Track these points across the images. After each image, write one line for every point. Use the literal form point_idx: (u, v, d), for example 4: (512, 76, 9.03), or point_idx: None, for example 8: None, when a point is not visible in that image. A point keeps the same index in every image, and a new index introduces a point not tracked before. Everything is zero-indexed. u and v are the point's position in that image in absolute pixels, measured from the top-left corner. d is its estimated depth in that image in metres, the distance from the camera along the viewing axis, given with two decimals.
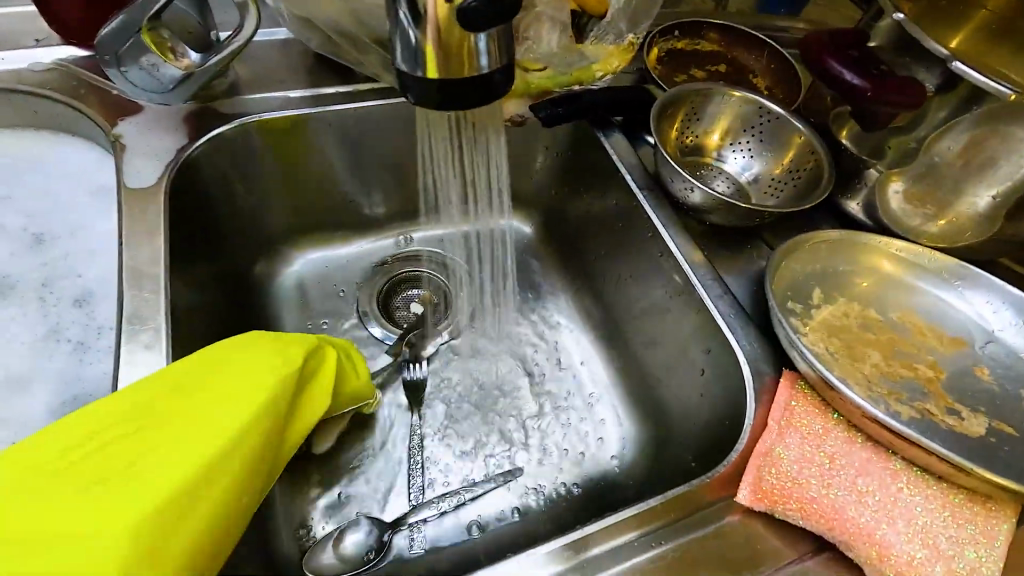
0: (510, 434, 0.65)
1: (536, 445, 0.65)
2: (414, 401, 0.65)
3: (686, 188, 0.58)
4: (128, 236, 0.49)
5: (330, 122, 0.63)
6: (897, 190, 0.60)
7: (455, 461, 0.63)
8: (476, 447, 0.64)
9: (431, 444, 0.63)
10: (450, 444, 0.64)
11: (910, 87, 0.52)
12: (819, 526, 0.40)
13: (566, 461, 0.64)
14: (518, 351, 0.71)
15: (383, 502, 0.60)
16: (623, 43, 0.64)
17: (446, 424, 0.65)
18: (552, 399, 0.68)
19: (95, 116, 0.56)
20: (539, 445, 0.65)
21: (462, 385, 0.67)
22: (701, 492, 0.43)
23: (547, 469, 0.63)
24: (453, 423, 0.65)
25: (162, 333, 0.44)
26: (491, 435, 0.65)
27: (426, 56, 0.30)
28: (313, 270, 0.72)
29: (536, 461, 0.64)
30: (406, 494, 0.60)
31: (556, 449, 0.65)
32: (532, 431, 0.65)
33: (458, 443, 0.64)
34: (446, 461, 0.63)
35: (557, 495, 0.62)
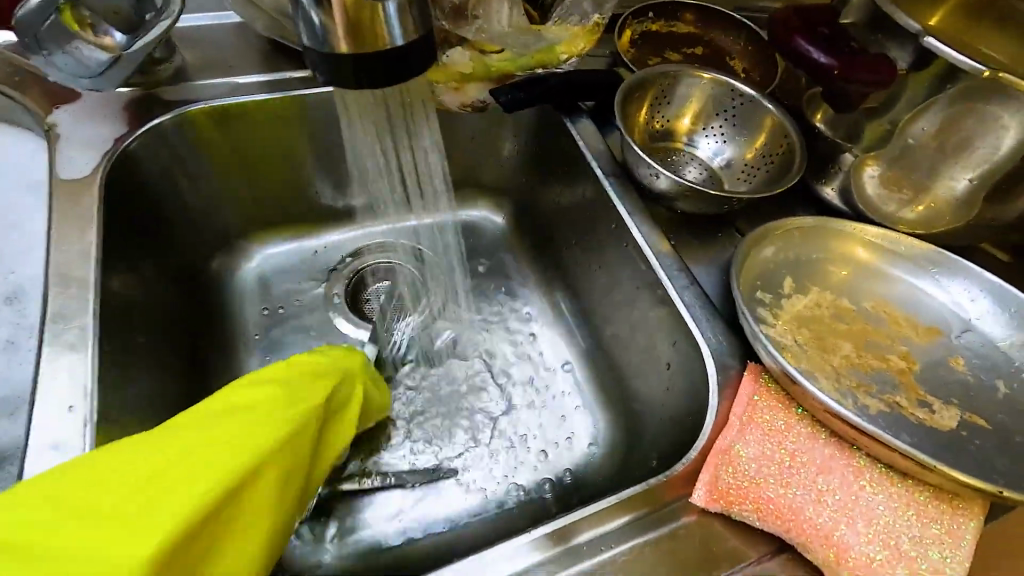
0: (474, 430, 0.63)
1: (504, 443, 0.63)
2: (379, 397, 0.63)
3: (652, 174, 0.56)
4: (58, 230, 0.46)
5: (281, 110, 0.60)
6: (873, 174, 0.58)
7: (418, 460, 0.61)
8: (441, 446, 0.62)
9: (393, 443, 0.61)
10: (413, 442, 0.62)
11: (881, 64, 0.50)
12: (775, 527, 0.38)
13: (536, 460, 0.62)
14: (486, 346, 0.69)
15: (339, 502, 0.58)
16: (589, 24, 0.61)
17: (408, 422, 0.63)
18: (520, 394, 0.66)
19: (29, 104, 0.53)
20: (508, 443, 0.63)
21: (424, 382, 0.65)
22: (659, 490, 0.40)
23: (512, 467, 0.62)
24: (415, 420, 0.63)
25: (89, 332, 0.42)
26: (457, 433, 0.63)
27: (334, 35, 0.27)
28: (273, 265, 0.69)
29: (500, 459, 0.62)
30: (359, 494, 0.58)
31: (521, 446, 0.63)
32: (500, 429, 0.63)
33: (422, 441, 0.62)
34: (408, 461, 0.61)
35: (522, 494, 0.60)
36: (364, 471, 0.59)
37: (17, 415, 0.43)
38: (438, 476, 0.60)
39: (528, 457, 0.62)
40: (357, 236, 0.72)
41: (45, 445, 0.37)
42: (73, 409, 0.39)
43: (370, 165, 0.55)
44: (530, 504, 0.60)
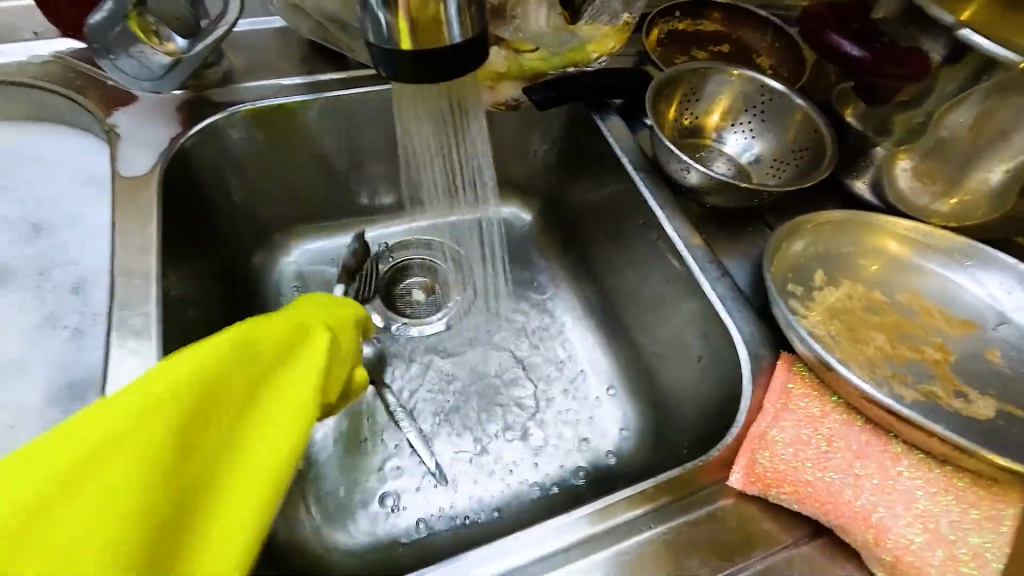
0: (503, 422, 0.64)
1: (538, 433, 0.64)
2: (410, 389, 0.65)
3: (683, 168, 0.57)
4: (121, 223, 0.49)
5: (323, 110, 0.62)
6: (906, 167, 0.58)
7: (456, 448, 0.62)
8: (476, 435, 0.63)
9: (430, 432, 0.63)
10: (450, 431, 0.63)
11: (911, 58, 0.53)
12: (814, 510, 0.39)
13: (569, 449, 0.63)
14: (516, 341, 0.70)
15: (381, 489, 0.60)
16: (619, 23, 0.63)
17: (441, 412, 0.64)
18: (549, 388, 0.67)
19: (91, 106, 0.57)
20: (541, 433, 0.64)
21: (455, 375, 0.67)
22: (695, 474, 0.42)
23: (540, 460, 0.63)
24: (448, 409, 0.65)
25: (153, 319, 0.44)
26: (492, 423, 0.64)
27: (399, 33, 0.29)
28: (309, 261, 0.71)
29: (528, 452, 0.63)
30: (398, 480, 0.60)
31: (550, 439, 0.64)
32: (533, 419, 0.65)
33: (455, 430, 0.63)
34: (445, 449, 0.62)
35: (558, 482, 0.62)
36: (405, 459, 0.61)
37: (85, 397, 0.46)
38: (468, 465, 0.61)
39: (556, 450, 0.63)
40: (391, 235, 0.75)
41: None
42: None
43: (417, 152, 0.56)
44: (563, 492, 0.61)
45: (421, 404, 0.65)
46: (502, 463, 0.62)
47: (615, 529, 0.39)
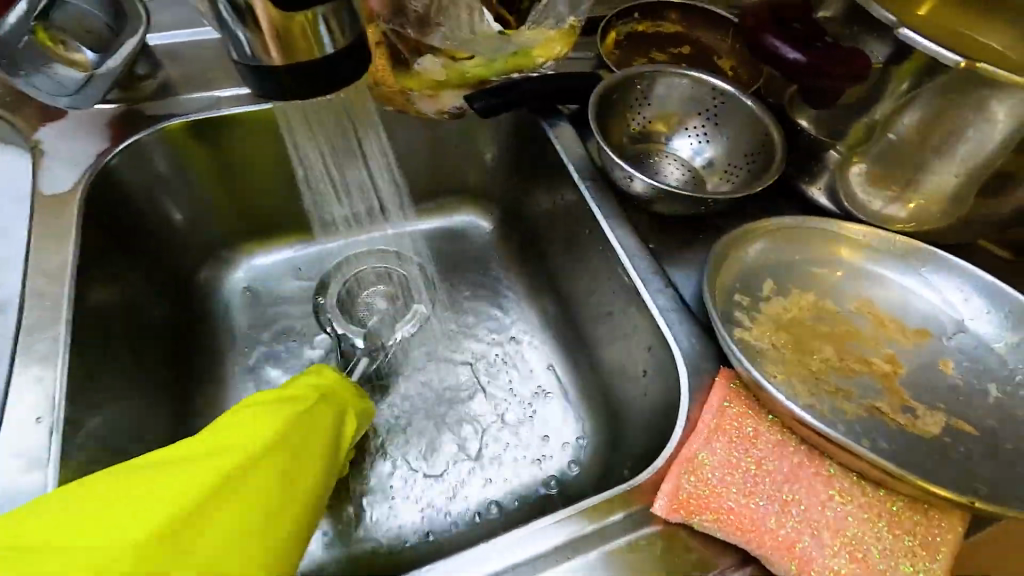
0: (454, 438, 0.63)
1: (499, 447, 0.62)
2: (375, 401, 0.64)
3: (627, 176, 0.55)
4: (37, 243, 0.48)
5: (262, 121, 0.61)
6: (860, 171, 0.56)
7: (421, 462, 0.61)
8: (435, 451, 0.62)
9: (392, 448, 0.62)
10: (410, 447, 0.62)
11: (857, 58, 0.49)
12: (736, 538, 0.37)
13: (533, 460, 0.62)
14: (471, 354, 0.68)
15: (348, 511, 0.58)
16: (565, 27, 0.61)
17: (389, 429, 0.62)
18: (503, 403, 0.65)
19: (17, 122, 0.55)
20: (502, 447, 0.62)
21: (406, 390, 0.65)
22: (621, 499, 0.39)
23: (490, 478, 0.61)
24: (397, 426, 0.63)
25: (61, 343, 0.43)
26: (450, 439, 0.62)
27: (263, 47, 0.28)
28: (258, 275, 0.70)
29: (480, 470, 0.61)
30: (368, 498, 0.59)
31: (503, 456, 0.62)
32: (492, 433, 0.63)
33: (403, 448, 0.62)
34: (407, 465, 0.61)
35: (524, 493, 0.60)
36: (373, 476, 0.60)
37: None
38: (440, 478, 0.60)
39: (508, 467, 0.61)
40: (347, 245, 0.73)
41: (9, 454, 0.38)
42: (39, 417, 0.40)
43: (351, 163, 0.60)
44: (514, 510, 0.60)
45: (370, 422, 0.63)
46: (468, 477, 0.61)
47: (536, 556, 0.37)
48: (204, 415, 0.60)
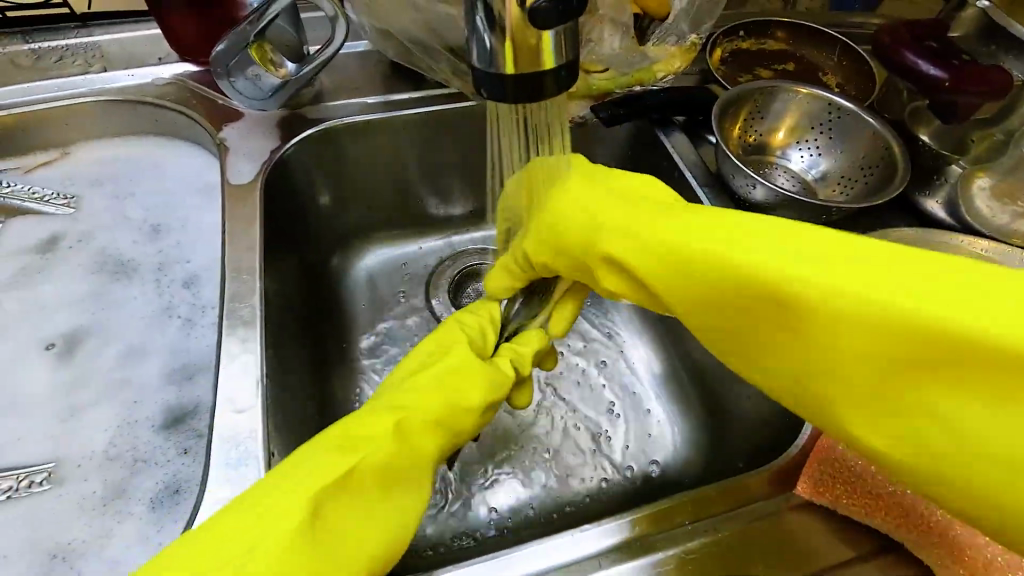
0: (551, 426, 0.65)
1: (609, 446, 0.64)
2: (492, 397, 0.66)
3: (748, 184, 0.58)
4: (230, 225, 0.55)
5: (404, 125, 0.68)
6: (983, 186, 0.58)
7: (532, 459, 0.63)
8: (549, 449, 0.64)
9: (507, 446, 0.63)
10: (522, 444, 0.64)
11: (993, 74, 0.49)
12: (885, 523, 0.41)
13: (639, 456, 0.64)
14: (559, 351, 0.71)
15: (465, 495, 0.60)
16: (685, 44, 0.66)
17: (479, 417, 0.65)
18: (595, 396, 0.68)
19: (204, 122, 0.64)
20: (612, 447, 0.64)
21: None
22: (756, 483, 0.44)
23: (592, 466, 0.63)
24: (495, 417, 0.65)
25: (257, 311, 0.50)
26: (562, 437, 0.64)
27: (502, 57, 0.32)
28: (382, 265, 0.76)
29: (581, 460, 0.63)
30: (481, 483, 0.61)
31: (600, 444, 0.65)
32: (602, 434, 0.65)
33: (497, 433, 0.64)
34: (526, 460, 0.63)
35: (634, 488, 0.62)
36: (487, 466, 0.62)
37: (196, 379, 0.52)
38: (550, 477, 0.62)
39: (608, 458, 0.64)
40: (457, 241, 0.79)
41: (226, 399, 0.44)
42: (246, 371, 0.46)
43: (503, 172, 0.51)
44: (629, 495, 0.62)
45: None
46: (580, 476, 0.62)
47: (650, 536, 0.41)
48: (339, 389, 0.65)
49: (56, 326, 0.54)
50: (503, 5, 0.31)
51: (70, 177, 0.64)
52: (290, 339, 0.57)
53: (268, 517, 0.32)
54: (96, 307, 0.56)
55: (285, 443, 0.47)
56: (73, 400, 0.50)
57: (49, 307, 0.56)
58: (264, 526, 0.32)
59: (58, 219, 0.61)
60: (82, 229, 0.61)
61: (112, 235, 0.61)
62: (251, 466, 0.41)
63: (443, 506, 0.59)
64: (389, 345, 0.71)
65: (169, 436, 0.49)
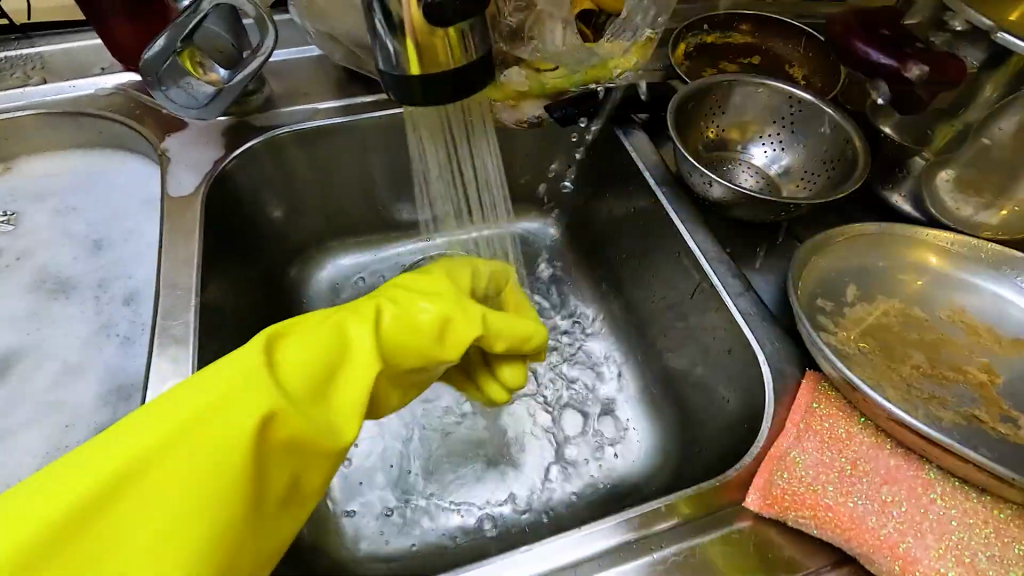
0: (510, 426, 0.64)
1: (571, 456, 0.62)
2: (448, 408, 0.64)
3: (706, 182, 0.56)
4: (167, 239, 0.53)
5: (357, 131, 0.66)
6: (947, 178, 0.55)
7: (490, 470, 0.61)
8: (504, 459, 0.62)
9: (463, 457, 0.61)
10: (478, 453, 0.62)
11: (948, 64, 0.48)
12: (836, 536, 0.38)
13: (603, 467, 0.62)
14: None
15: (419, 508, 0.58)
16: (641, 40, 0.62)
17: (436, 415, 0.64)
18: (560, 393, 0.66)
19: (147, 134, 0.62)
20: (574, 457, 0.62)
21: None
22: (711, 494, 0.41)
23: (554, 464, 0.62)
24: (452, 419, 0.64)
25: (191, 328, 0.48)
26: (519, 445, 0.63)
27: (405, 58, 0.30)
28: (343, 275, 0.75)
29: (544, 459, 0.62)
30: (437, 495, 0.59)
31: (566, 438, 0.63)
32: (563, 443, 0.63)
33: (454, 433, 0.63)
34: (481, 470, 0.61)
35: (595, 498, 0.60)
36: (439, 478, 0.60)
37: (131, 400, 0.50)
38: (506, 485, 0.60)
39: (569, 468, 0.62)
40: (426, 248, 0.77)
41: None
42: None
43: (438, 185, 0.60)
44: (594, 505, 0.60)
45: (414, 404, 0.64)
46: (538, 486, 0.60)
47: (594, 558, 0.39)
48: None
49: None
50: (401, 5, 0.29)
51: (11, 192, 0.63)
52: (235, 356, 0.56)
53: (199, 455, 0.31)
54: (31, 327, 0.54)
55: None
56: (2, 425, 0.48)
57: None
58: (163, 450, 0.31)
59: None
60: (21, 246, 0.59)
61: (51, 251, 0.59)
62: None
63: (398, 520, 0.58)
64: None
65: None
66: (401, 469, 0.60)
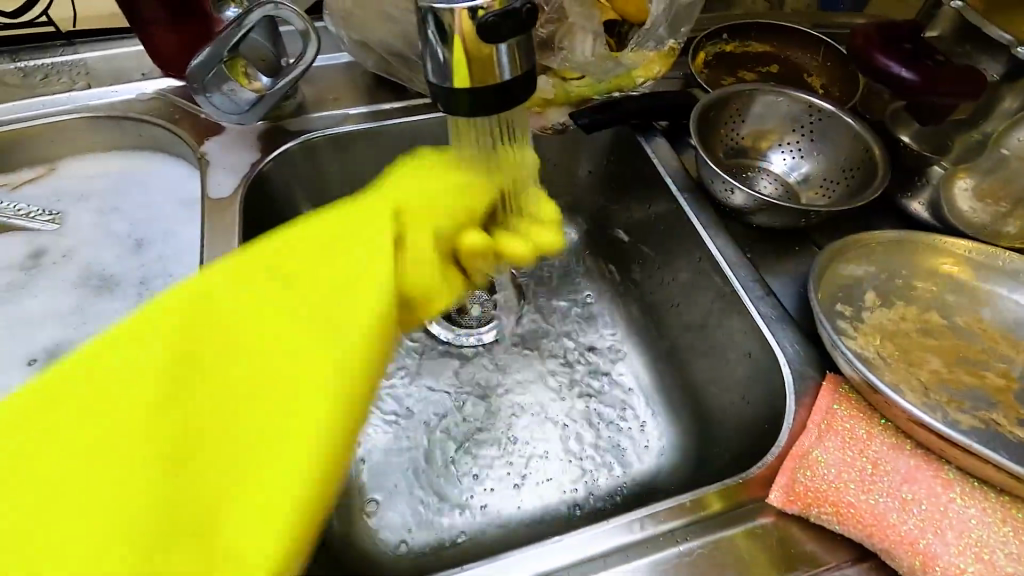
0: (517, 425, 0.65)
1: (590, 453, 0.64)
2: (471, 407, 0.66)
3: (727, 189, 0.58)
4: (209, 239, 0.55)
5: (387, 136, 0.68)
6: (966, 186, 0.56)
7: (513, 466, 0.63)
8: (525, 455, 0.63)
9: (485, 455, 0.63)
10: (501, 450, 0.64)
11: (969, 76, 0.49)
12: (856, 532, 0.40)
13: (621, 464, 0.64)
14: (503, 309, 0.74)
15: (444, 501, 0.60)
16: (664, 49, 0.65)
17: (442, 416, 0.66)
18: (580, 393, 0.68)
19: (187, 137, 0.64)
20: (593, 454, 0.64)
21: (424, 348, 0.71)
22: (734, 491, 0.43)
23: (561, 464, 0.63)
24: (475, 416, 0.66)
25: None
26: (540, 443, 0.64)
27: (455, 70, 0.32)
28: None
29: (552, 459, 0.63)
30: (462, 489, 0.61)
31: (572, 438, 0.65)
32: (583, 441, 0.65)
33: (462, 433, 0.64)
34: (504, 466, 0.63)
35: (615, 495, 0.62)
36: (464, 473, 0.62)
37: None
38: (529, 481, 0.62)
39: (589, 466, 0.63)
40: None
41: None
42: None
43: None
44: (614, 502, 0.61)
45: (420, 406, 0.66)
46: (560, 481, 0.62)
47: (622, 551, 0.41)
48: None
49: (38, 341, 0.55)
50: (454, 20, 0.31)
51: (56, 193, 0.65)
52: None
53: (133, 397, 0.35)
54: (78, 323, 0.56)
55: None
56: None
57: (33, 322, 0.56)
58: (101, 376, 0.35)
59: (42, 235, 0.62)
60: (67, 244, 0.62)
61: (95, 249, 0.61)
62: None
63: (424, 513, 0.60)
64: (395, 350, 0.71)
65: None
66: (427, 464, 0.62)
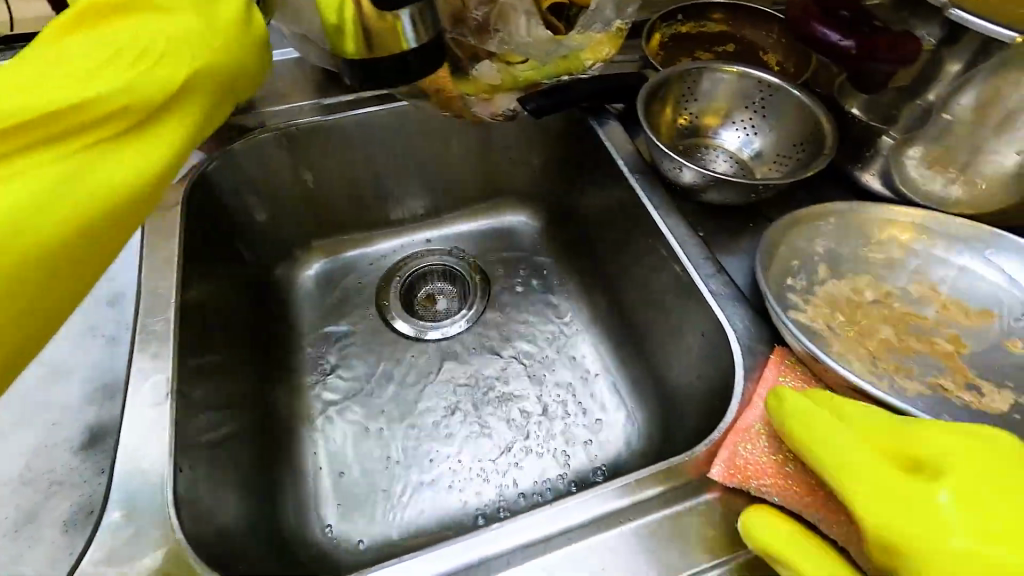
0: (476, 410, 0.65)
1: (551, 439, 0.63)
2: (432, 400, 0.66)
3: (676, 167, 0.57)
4: (148, 239, 0.54)
5: (335, 131, 0.67)
6: (914, 155, 0.56)
7: (474, 456, 0.62)
8: (486, 445, 0.63)
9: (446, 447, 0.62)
10: (461, 441, 0.63)
11: (906, 42, 0.48)
12: (796, 502, 0.40)
13: (583, 449, 0.63)
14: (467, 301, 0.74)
15: (404, 496, 0.60)
16: (612, 30, 0.63)
17: (401, 407, 0.65)
18: (540, 381, 0.68)
19: None
20: (554, 440, 0.63)
21: (386, 342, 0.70)
22: (683, 467, 0.42)
23: (521, 449, 0.63)
24: (437, 410, 0.65)
25: (171, 324, 0.49)
26: (501, 432, 0.64)
27: None
28: (329, 273, 0.76)
29: (512, 443, 0.63)
30: (422, 482, 0.60)
31: (532, 423, 0.64)
32: (544, 428, 0.64)
33: (421, 421, 0.64)
34: (464, 458, 0.62)
35: (578, 481, 0.61)
36: (424, 466, 0.61)
37: (116, 397, 0.50)
38: (489, 471, 0.61)
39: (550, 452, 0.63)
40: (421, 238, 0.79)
41: (131, 418, 0.43)
42: (168, 396, 0.45)
43: None
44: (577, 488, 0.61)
45: (381, 402, 0.66)
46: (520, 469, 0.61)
47: (569, 532, 0.40)
48: (282, 400, 0.65)
49: None
50: None
51: None
52: (220, 354, 0.57)
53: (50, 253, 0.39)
54: None
55: (202, 456, 0.47)
56: None
57: None
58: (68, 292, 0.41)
59: None
60: None
61: None
62: (152, 482, 0.40)
63: (384, 508, 0.59)
64: (352, 348, 0.70)
65: (89, 455, 0.48)
66: (387, 458, 0.62)
